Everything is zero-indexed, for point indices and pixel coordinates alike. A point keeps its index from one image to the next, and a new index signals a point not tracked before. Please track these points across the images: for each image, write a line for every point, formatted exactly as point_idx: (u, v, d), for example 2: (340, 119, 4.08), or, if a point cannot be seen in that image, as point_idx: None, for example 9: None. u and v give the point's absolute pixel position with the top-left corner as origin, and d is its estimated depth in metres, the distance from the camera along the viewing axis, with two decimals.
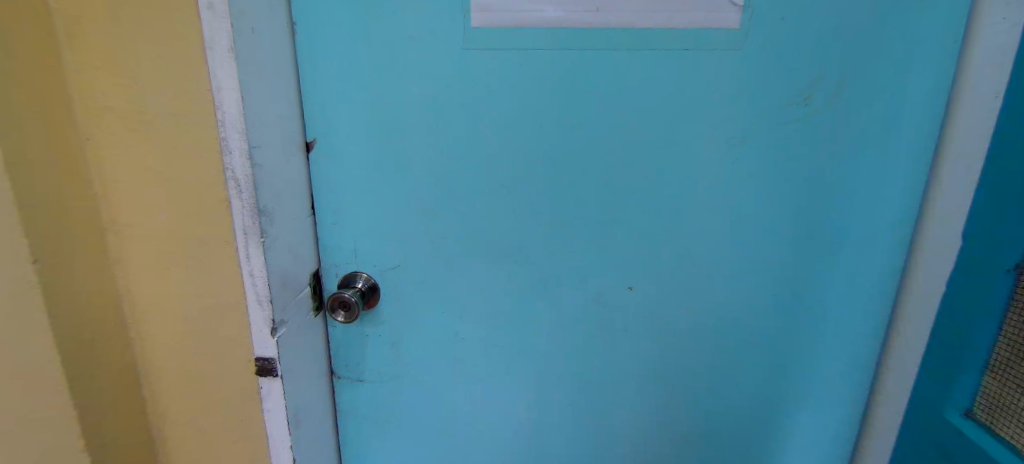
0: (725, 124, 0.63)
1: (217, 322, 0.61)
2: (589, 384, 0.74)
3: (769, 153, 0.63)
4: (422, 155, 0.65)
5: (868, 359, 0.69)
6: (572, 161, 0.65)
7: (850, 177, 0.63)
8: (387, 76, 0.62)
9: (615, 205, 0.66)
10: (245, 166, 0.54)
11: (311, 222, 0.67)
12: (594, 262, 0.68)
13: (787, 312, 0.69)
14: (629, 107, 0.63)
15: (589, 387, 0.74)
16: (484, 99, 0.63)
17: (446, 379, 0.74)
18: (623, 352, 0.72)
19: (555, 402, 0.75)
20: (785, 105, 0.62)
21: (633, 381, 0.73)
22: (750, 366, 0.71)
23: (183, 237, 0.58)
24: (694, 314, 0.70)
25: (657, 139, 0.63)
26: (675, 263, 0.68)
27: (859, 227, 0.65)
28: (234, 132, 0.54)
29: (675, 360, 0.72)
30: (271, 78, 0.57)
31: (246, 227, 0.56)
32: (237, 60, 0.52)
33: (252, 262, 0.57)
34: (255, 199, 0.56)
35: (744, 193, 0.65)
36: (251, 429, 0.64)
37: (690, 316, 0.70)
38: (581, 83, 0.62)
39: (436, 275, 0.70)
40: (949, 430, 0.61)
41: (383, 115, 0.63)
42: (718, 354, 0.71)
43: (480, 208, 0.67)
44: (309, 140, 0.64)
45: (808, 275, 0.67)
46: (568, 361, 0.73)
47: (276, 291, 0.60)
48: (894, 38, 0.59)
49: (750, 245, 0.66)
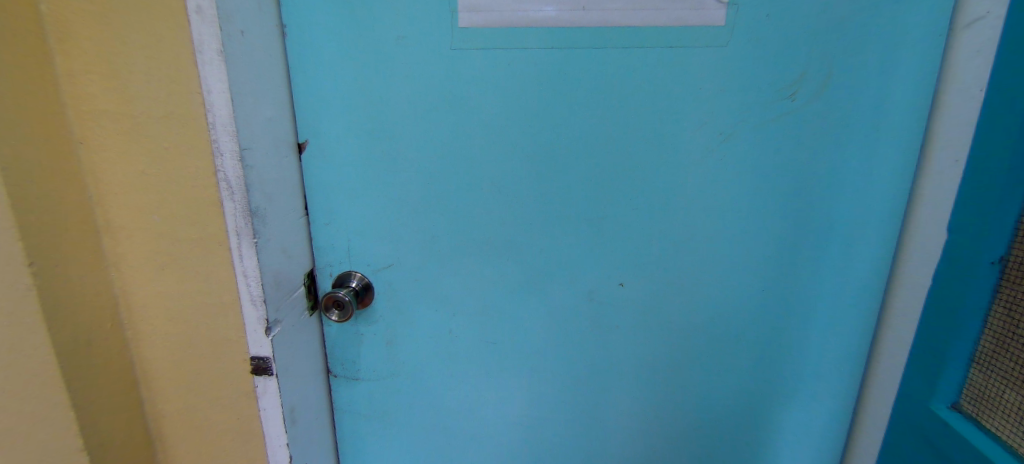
0: (713, 121, 0.63)
1: (212, 322, 0.62)
2: (585, 380, 0.74)
3: (758, 148, 0.63)
4: (415, 154, 0.65)
5: (859, 353, 0.70)
6: (562, 159, 0.65)
7: (839, 172, 0.64)
8: (377, 77, 0.63)
9: (605, 203, 0.67)
10: (236, 168, 0.55)
11: (305, 222, 0.68)
12: (590, 261, 0.69)
13: (780, 308, 0.69)
14: (619, 105, 0.63)
15: (584, 383, 0.75)
16: (475, 98, 0.63)
17: (443, 378, 0.75)
18: (617, 348, 0.73)
19: (551, 399, 0.76)
20: (773, 101, 0.62)
21: (626, 377, 0.74)
22: (744, 362, 0.72)
23: (178, 239, 0.59)
24: (688, 311, 0.70)
25: (646, 136, 0.64)
26: (667, 260, 0.68)
27: (847, 221, 0.65)
28: (225, 134, 0.54)
29: (667, 356, 0.73)
30: (262, 80, 0.58)
31: (238, 228, 0.57)
32: (226, 63, 0.53)
33: (245, 262, 0.58)
34: (247, 200, 0.56)
35: (732, 189, 0.65)
36: (249, 428, 0.65)
37: (681, 312, 0.71)
38: (571, 81, 0.63)
39: (431, 272, 0.71)
40: (937, 424, 0.61)
41: (374, 116, 0.64)
42: (712, 350, 0.72)
43: (473, 206, 0.67)
44: (301, 141, 0.65)
45: (799, 270, 0.67)
46: (562, 358, 0.73)
47: (269, 291, 0.60)
48: (880, 33, 0.59)
49: (741, 241, 0.67)
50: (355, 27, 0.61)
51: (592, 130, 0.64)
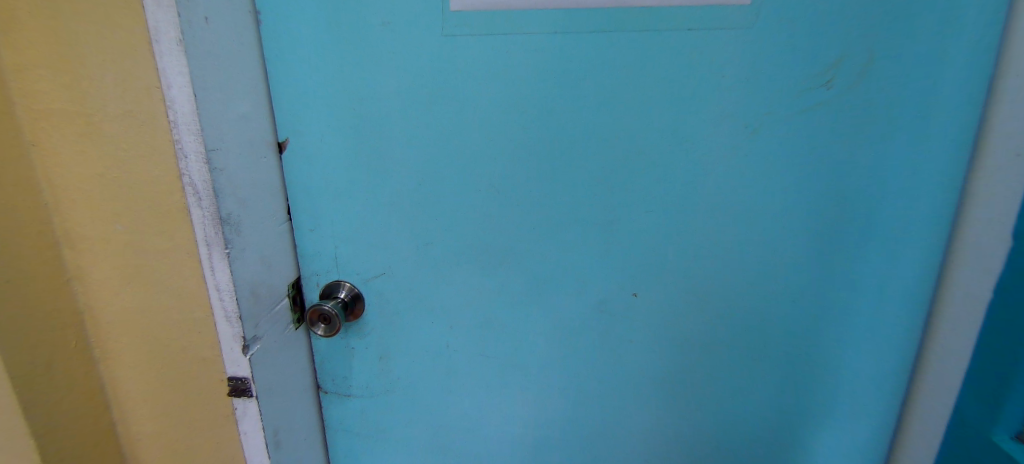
0: (737, 112, 0.56)
1: (185, 339, 0.56)
2: (595, 398, 0.68)
3: (788, 143, 0.56)
4: (405, 153, 0.59)
5: (901, 369, 0.63)
6: (568, 157, 0.59)
7: (881, 169, 0.56)
8: (362, 68, 0.57)
9: (616, 206, 0.60)
10: (203, 171, 0.49)
11: (288, 228, 0.62)
12: (599, 269, 0.63)
13: (810, 320, 0.63)
14: (630, 96, 0.56)
15: (594, 402, 0.69)
16: (471, 91, 0.57)
17: (442, 396, 0.70)
18: (629, 363, 0.66)
19: (558, 417, 0.70)
20: (806, 89, 0.55)
21: (639, 395, 0.68)
22: (769, 379, 0.66)
23: (144, 249, 0.53)
24: (707, 322, 0.64)
25: (662, 130, 0.57)
26: (685, 267, 0.62)
27: (890, 224, 0.58)
28: (188, 134, 0.48)
29: (685, 371, 0.66)
30: (232, 73, 0.52)
31: (208, 238, 0.52)
32: (187, 53, 0.47)
33: (217, 275, 0.53)
34: (216, 207, 0.51)
35: (759, 188, 0.58)
36: (229, 452, 0.60)
37: (700, 323, 0.64)
38: (576, 70, 0.56)
39: (426, 283, 0.65)
40: (998, 455, 0.54)
41: (360, 112, 0.58)
42: (735, 366, 0.65)
43: (470, 209, 0.61)
44: (281, 139, 0.59)
45: (833, 277, 0.61)
46: (569, 374, 0.67)
47: (246, 306, 0.55)
48: (931, 9, 0.52)
49: (768, 246, 0.60)
50: (335, 13, 0.55)
51: (601, 125, 0.57)
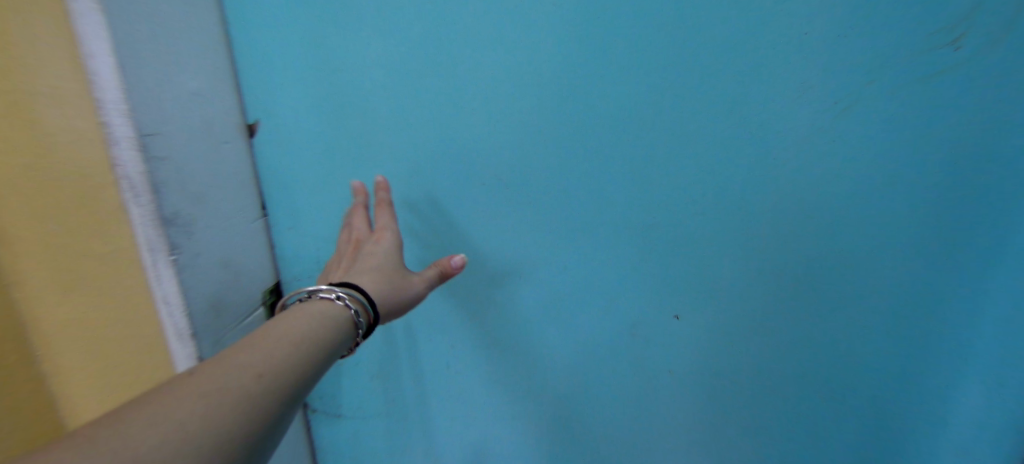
0: (815, 91, 0.45)
1: (140, 358, 0.48)
2: (624, 426, 0.60)
3: (874, 130, 0.46)
4: (394, 144, 0.51)
5: (1009, 405, 0.52)
6: (595, 151, 0.49)
7: (998, 161, 0.45)
8: (342, 42, 0.48)
9: (655, 209, 0.50)
10: (137, 160, 0.40)
11: (262, 224, 0.53)
12: (631, 281, 0.53)
13: (890, 342, 0.52)
14: (674, 74, 0.46)
15: (624, 431, 0.60)
16: (474, 70, 0.48)
17: (445, 416, 0.62)
18: (664, 392, 0.58)
19: (581, 446, 0.62)
20: (906, 60, 0.44)
21: (677, 426, 0.59)
22: (830, 410, 0.56)
23: (78, 254, 0.45)
24: (761, 344, 0.54)
25: (713, 117, 0.47)
26: (738, 278, 0.52)
27: (1008, 229, 0.47)
28: (116, 113, 0.39)
29: (733, 403, 0.57)
30: (176, 37, 0.43)
31: (149, 241, 0.42)
32: (106, 12, 0.37)
33: (164, 285, 0.44)
34: (156, 204, 0.42)
35: (834, 186, 0.48)
36: None
37: (752, 347, 0.54)
38: (605, 42, 0.46)
39: (425, 292, 0.56)
40: None
41: (340, 93, 0.49)
42: (795, 397, 0.56)
43: (474, 210, 0.52)
44: (251, 122, 0.51)
45: (925, 295, 0.50)
46: (594, 401, 0.59)
47: (202, 321, 0.46)
48: None
49: (844, 257, 0.50)
50: None
51: (642, 105, 0.47)
